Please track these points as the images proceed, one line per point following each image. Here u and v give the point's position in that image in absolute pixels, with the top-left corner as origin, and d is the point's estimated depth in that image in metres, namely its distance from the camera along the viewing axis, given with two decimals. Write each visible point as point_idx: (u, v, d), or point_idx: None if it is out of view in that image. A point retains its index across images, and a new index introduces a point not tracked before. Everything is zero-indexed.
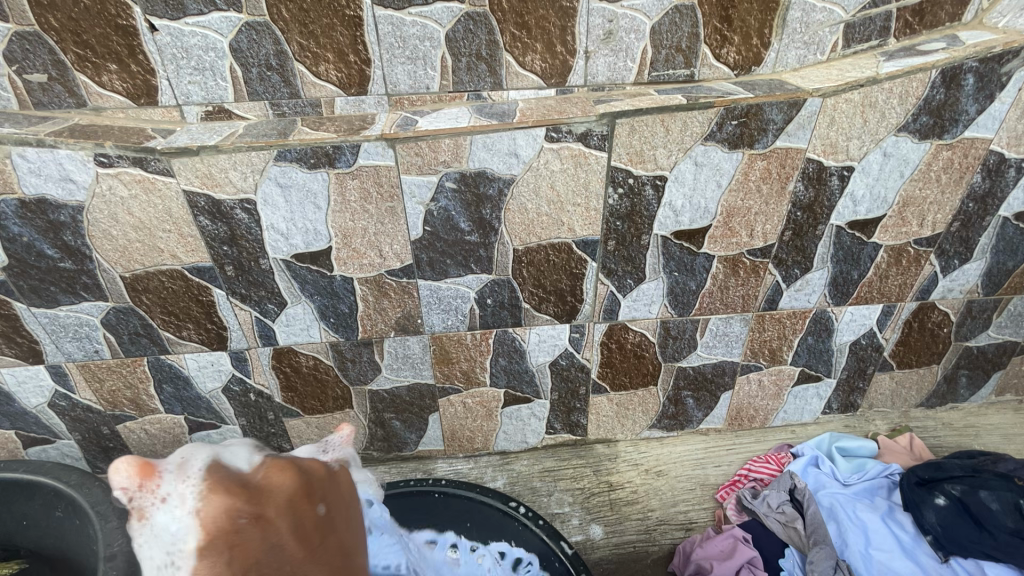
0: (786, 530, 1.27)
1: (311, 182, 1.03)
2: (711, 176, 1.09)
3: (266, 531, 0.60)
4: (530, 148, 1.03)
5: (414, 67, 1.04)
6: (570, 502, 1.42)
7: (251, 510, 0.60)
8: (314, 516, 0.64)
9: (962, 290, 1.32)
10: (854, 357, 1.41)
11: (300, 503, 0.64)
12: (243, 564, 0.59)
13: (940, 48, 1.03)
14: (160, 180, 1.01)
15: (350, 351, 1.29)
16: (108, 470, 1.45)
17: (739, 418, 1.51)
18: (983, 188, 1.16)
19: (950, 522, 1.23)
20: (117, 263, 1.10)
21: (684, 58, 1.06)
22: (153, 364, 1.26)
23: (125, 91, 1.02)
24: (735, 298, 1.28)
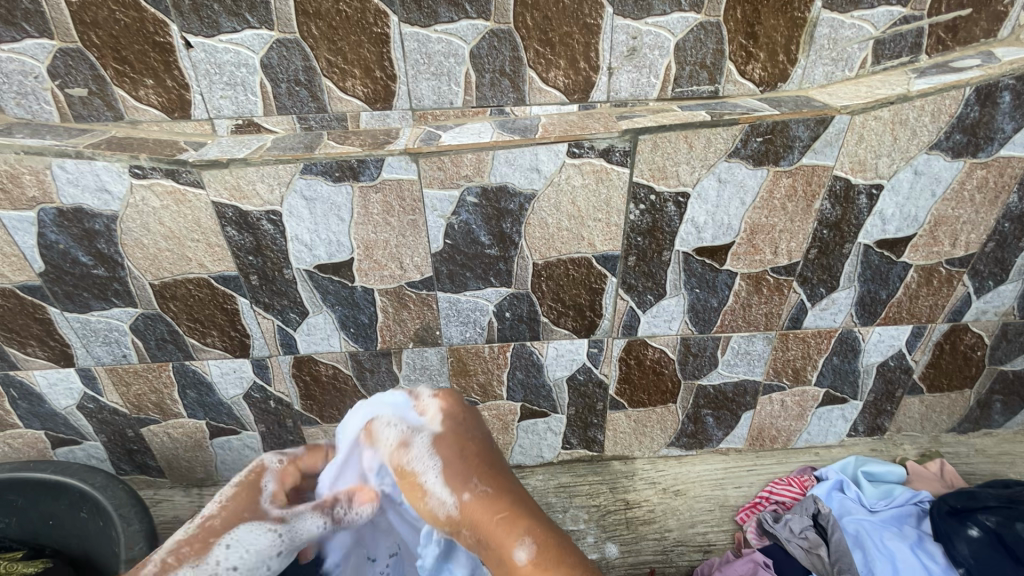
0: (809, 557, 1.22)
1: (336, 195, 1.05)
2: (735, 193, 1.08)
3: (471, 436, 0.70)
4: (552, 163, 1.03)
5: (438, 83, 1.06)
6: (586, 519, 1.40)
7: (447, 430, 0.69)
8: (478, 441, 0.70)
9: (996, 312, 1.28)
10: (882, 379, 1.37)
11: (466, 436, 0.69)
12: (469, 468, 0.66)
13: (974, 65, 1.01)
14: (190, 192, 1.03)
15: (368, 361, 1.30)
16: (131, 472, 1.48)
17: (760, 438, 1.48)
18: (1020, 208, 1.13)
19: (984, 555, 1.17)
20: (147, 271, 1.13)
21: (708, 74, 1.06)
22: (178, 369, 1.29)
23: (160, 105, 1.06)
24: (758, 316, 1.25)
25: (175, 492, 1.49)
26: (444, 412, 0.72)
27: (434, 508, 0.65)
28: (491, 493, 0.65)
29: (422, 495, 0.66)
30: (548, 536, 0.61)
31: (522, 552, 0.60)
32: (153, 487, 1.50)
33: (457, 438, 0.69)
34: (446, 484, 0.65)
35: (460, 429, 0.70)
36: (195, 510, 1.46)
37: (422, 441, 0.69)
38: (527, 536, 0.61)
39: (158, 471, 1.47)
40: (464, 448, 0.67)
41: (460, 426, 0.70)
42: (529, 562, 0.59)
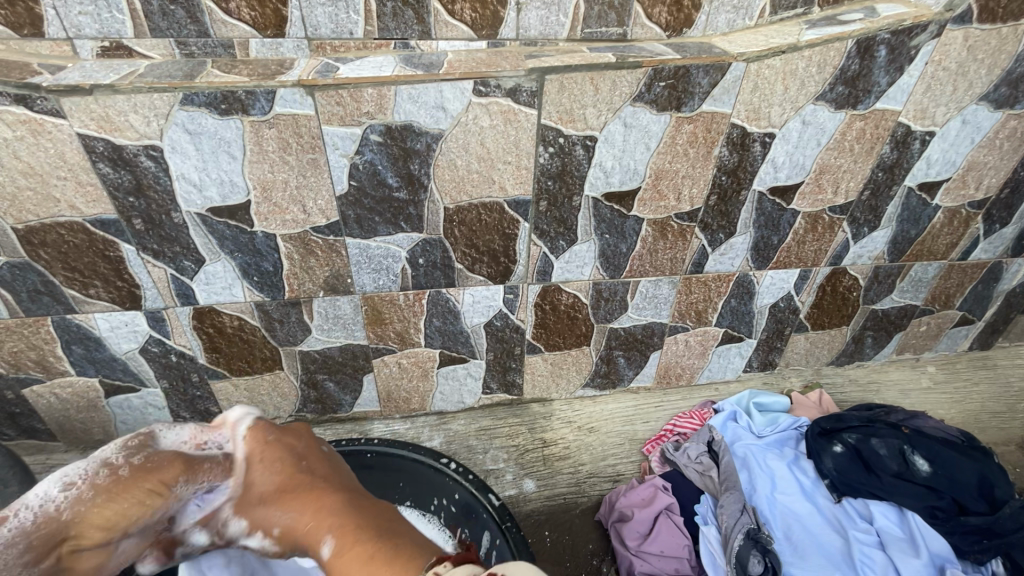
0: (702, 478, 1.35)
1: (224, 130, 0.97)
2: (640, 138, 1.10)
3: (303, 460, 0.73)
4: (457, 101, 1.00)
5: (335, 10, 0.98)
6: (505, 458, 1.46)
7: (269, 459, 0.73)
8: (300, 474, 0.71)
9: (870, 257, 1.42)
10: (773, 319, 1.50)
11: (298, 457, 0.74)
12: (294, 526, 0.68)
13: (858, 19, 1.07)
14: (49, 122, 0.92)
15: (277, 311, 1.25)
16: (17, 437, 1.36)
17: (667, 377, 1.59)
18: (892, 158, 1.23)
19: (845, 466, 1.33)
20: (7, 213, 1.01)
21: (617, 16, 1.05)
22: (59, 324, 1.18)
23: (4, 19, 0.92)
24: (664, 261, 1.32)
25: (71, 456, 1.40)
26: (251, 449, 0.74)
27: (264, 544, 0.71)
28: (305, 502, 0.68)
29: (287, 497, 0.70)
30: (356, 524, 0.63)
31: (327, 551, 0.62)
32: (45, 452, 1.40)
33: (276, 464, 0.72)
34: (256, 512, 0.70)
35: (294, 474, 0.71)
36: None
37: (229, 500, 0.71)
38: (333, 532, 0.63)
39: (48, 434, 1.37)
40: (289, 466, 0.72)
41: (279, 438, 0.76)
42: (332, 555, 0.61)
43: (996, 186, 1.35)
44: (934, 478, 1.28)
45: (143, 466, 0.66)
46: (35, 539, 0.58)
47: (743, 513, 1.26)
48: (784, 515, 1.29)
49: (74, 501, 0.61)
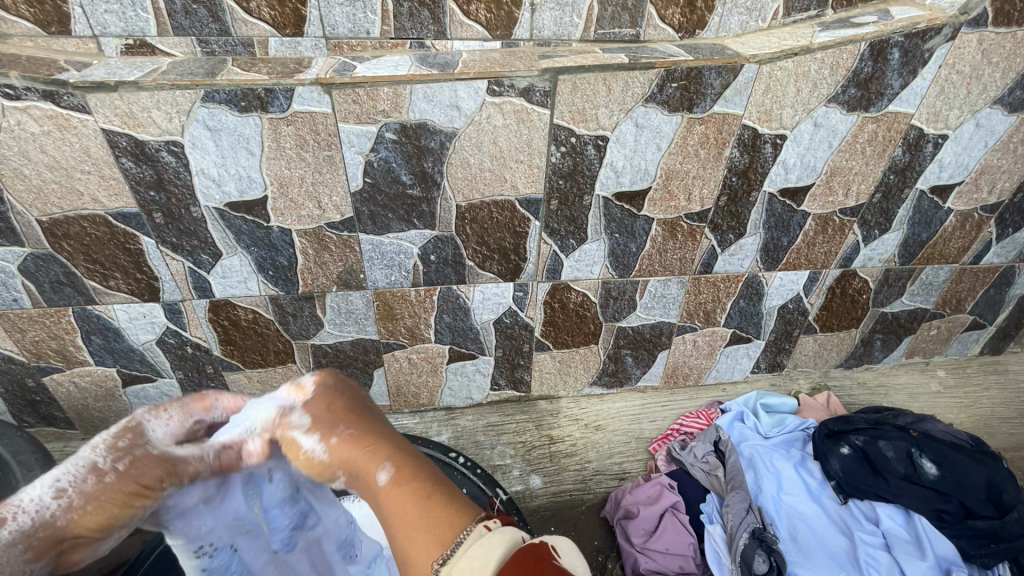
0: (708, 477, 1.36)
1: (243, 127, 0.99)
2: (651, 138, 1.11)
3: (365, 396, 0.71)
4: (471, 101, 1.01)
5: (353, 10, 1.00)
6: (512, 454, 1.47)
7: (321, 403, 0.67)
8: (364, 410, 0.68)
9: (880, 259, 1.42)
10: (782, 321, 1.50)
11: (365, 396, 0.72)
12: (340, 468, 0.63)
13: (871, 21, 1.07)
14: (75, 117, 0.94)
15: (290, 305, 1.27)
16: (36, 425, 1.40)
17: (674, 377, 1.59)
18: (904, 161, 1.23)
19: (851, 468, 1.34)
20: (33, 206, 1.04)
21: (630, 17, 1.06)
22: (79, 314, 1.21)
23: (33, 17, 0.95)
24: (673, 260, 1.32)
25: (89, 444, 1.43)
26: (320, 392, 0.69)
27: (308, 458, 0.64)
28: (360, 427, 0.64)
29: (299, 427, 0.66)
30: (418, 463, 0.60)
31: (384, 478, 0.58)
32: (63, 440, 1.43)
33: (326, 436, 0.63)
34: (318, 433, 0.64)
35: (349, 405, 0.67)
36: None
37: (300, 411, 0.67)
38: (391, 460, 0.60)
39: (66, 422, 1.40)
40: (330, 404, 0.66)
41: (343, 387, 0.70)
42: (389, 484, 0.58)
43: (1010, 190, 1.34)
44: (941, 482, 1.28)
45: (130, 473, 0.62)
46: (35, 540, 0.59)
47: (748, 512, 1.26)
48: (790, 515, 1.29)
49: (68, 509, 0.60)
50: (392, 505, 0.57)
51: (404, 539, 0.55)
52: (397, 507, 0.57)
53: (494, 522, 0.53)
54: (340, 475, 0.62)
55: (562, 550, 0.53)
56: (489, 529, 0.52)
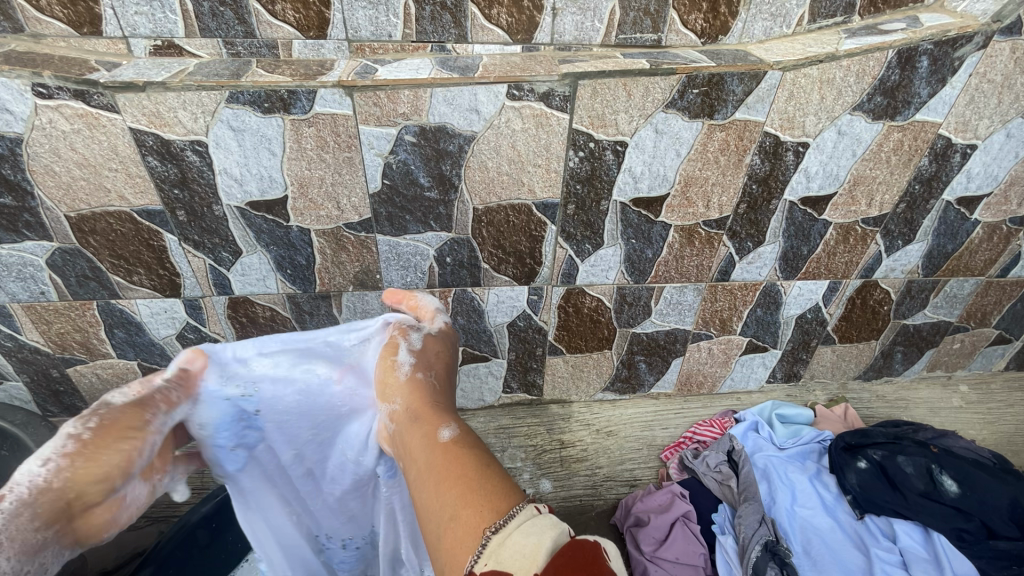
0: (720, 488, 1.35)
1: (266, 127, 1.01)
2: (671, 144, 1.10)
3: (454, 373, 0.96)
4: (491, 105, 1.02)
5: (375, 13, 1.01)
6: (523, 457, 1.47)
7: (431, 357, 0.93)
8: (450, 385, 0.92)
9: (903, 270, 1.39)
10: (799, 330, 1.48)
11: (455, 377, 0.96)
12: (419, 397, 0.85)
13: (900, 29, 1.05)
14: (104, 116, 0.96)
15: (307, 303, 1.28)
16: (59, 414, 1.43)
17: (688, 384, 1.58)
18: (930, 171, 1.21)
19: (869, 483, 1.31)
20: (62, 202, 1.07)
21: (652, 22, 1.06)
22: (103, 308, 1.24)
23: (66, 18, 0.97)
24: (690, 267, 1.31)
25: None
26: (436, 338, 0.98)
27: (396, 370, 0.90)
28: (441, 388, 0.89)
29: (400, 357, 0.92)
30: (477, 440, 0.77)
31: (447, 432, 0.78)
32: None
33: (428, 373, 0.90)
34: (414, 360, 0.91)
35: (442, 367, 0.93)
36: None
37: (414, 340, 0.96)
38: (456, 424, 0.79)
39: None
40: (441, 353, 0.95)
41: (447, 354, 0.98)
42: (449, 439, 0.76)
43: None
44: (963, 500, 1.25)
45: (109, 423, 0.70)
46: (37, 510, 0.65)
47: (762, 525, 1.25)
48: (804, 528, 1.27)
49: (59, 471, 0.66)
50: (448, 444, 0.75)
51: (449, 484, 0.69)
52: (450, 447, 0.75)
53: (543, 507, 0.62)
54: (401, 401, 0.86)
55: (606, 548, 0.59)
56: (540, 510, 0.62)
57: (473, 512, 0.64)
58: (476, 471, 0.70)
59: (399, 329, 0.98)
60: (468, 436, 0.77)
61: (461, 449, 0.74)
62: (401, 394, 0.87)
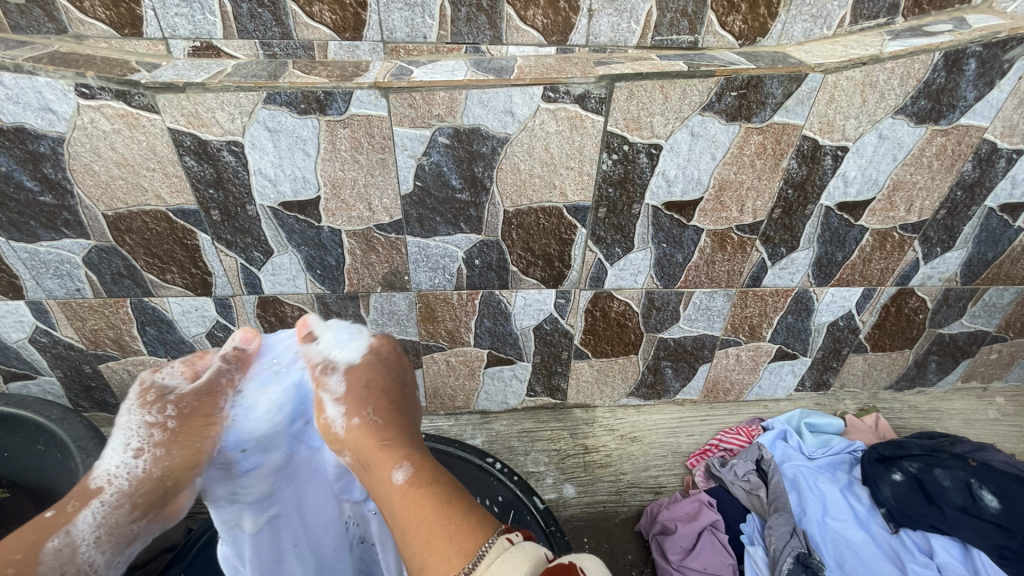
0: (749, 497, 1.32)
1: (302, 128, 1.01)
2: (707, 147, 1.08)
3: (403, 384, 0.87)
4: (526, 106, 1.01)
5: (411, 14, 1.01)
6: (546, 462, 1.46)
7: (373, 388, 0.83)
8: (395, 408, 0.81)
9: (940, 278, 1.35)
10: (831, 338, 1.45)
11: (405, 390, 0.86)
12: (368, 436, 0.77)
13: (946, 30, 1.02)
14: (144, 116, 0.98)
15: (335, 303, 1.29)
16: (91, 409, 1.46)
17: (714, 391, 1.56)
18: (973, 177, 1.17)
19: (904, 496, 1.28)
20: (100, 200, 1.08)
21: (689, 24, 1.04)
22: (137, 306, 1.26)
23: (109, 20, 0.98)
24: (721, 273, 1.29)
25: None
26: (370, 355, 0.89)
27: (332, 424, 0.80)
28: (387, 414, 0.79)
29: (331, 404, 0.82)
30: (432, 463, 0.72)
31: (400, 475, 0.70)
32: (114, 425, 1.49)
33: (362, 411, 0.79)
34: (346, 407, 0.80)
35: (380, 386, 0.83)
36: None
37: (339, 377, 0.85)
38: (409, 463, 0.71)
39: (118, 408, 1.46)
40: (370, 380, 0.84)
41: (389, 365, 0.89)
42: (403, 483, 0.69)
43: None
44: (1003, 516, 1.20)
45: (184, 412, 0.79)
46: (136, 497, 0.73)
47: (793, 536, 1.22)
48: (836, 541, 1.24)
49: (154, 459, 0.75)
50: (405, 494, 0.68)
51: (413, 534, 0.64)
52: (409, 497, 0.67)
53: (516, 534, 0.57)
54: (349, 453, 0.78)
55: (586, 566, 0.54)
56: (512, 542, 0.56)
57: (439, 569, 0.58)
58: (441, 508, 0.65)
59: (318, 368, 0.86)
60: (423, 466, 0.71)
61: (421, 491, 0.68)
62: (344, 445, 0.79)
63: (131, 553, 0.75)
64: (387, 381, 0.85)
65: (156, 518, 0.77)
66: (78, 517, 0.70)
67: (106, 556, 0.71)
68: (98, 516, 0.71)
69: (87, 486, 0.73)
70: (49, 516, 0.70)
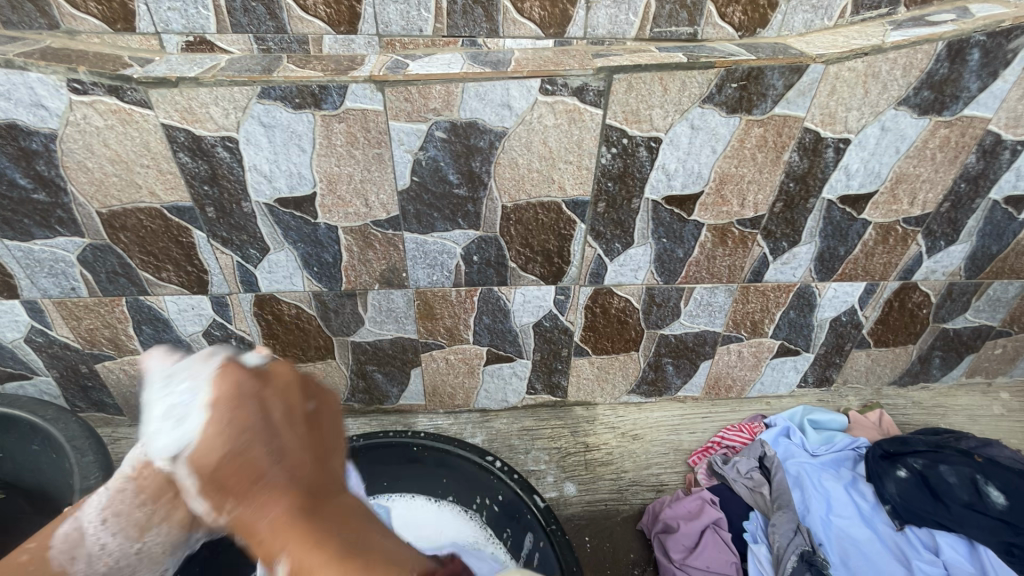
0: (752, 495, 1.30)
1: (296, 123, 1.00)
2: (706, 141, 1.07)
3: (270, 431, 0.60)
4: (523, 100, 1.00)
5: (407, 7, 1.00)
6: (546, 460, 1.45)
7: (224, 404, 0.61)
8: (310, 414, 0.65)
9: (944, 272, 1.34)
10: (833, 334, 1.44)
11: (303, 407, 0.65)
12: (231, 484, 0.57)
13: (949, 20, 1.01)
14: (137, 112, 0.96)
15: (333, 301, 1.28)
16: (88, 409, 1.45)
17: (716, 388, 1.54)
18: (977, 169, 1.16)
19: (909, 493, 1.26)
20: (94, 198, 1.07)
21: (688, 15, 1.03)
22: (132, 305, 1.25)
23: (101, 15, 0.97)
24: (722, 268, 1.28)
25: (135, 430, 1.47)
26: (221, 386, 0.63)
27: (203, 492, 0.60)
28: (253, 459, 0.58)
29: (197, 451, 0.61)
30: (318, 517, 0.57)
31: (279, 557, 0.54)
32: (111, 425, 1.48)
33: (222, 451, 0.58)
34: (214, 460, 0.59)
35: (249, 434, 0.59)
36: None
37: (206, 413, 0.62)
38: (288, 548, 0.54)
39: (115, 408, 1.45)
40: (238, 409, 0.61)
41: (246, 409, 0.61)
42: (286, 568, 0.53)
43: None
44: (1010, 512, 1.20)
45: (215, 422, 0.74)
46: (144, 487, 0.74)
47: (796, 534, 1.22)
48: (841, 538, 1.23)
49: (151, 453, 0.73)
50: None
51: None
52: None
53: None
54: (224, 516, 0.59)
55: None
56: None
57: None
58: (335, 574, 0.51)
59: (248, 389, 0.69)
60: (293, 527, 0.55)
61: (303, 573, 0.52)
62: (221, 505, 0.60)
63: (144, 545, 0.79)
64: (280, 396, 0.64)
65: (163, 526, 0.76)
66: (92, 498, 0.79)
67: (117, 538, 0.77)
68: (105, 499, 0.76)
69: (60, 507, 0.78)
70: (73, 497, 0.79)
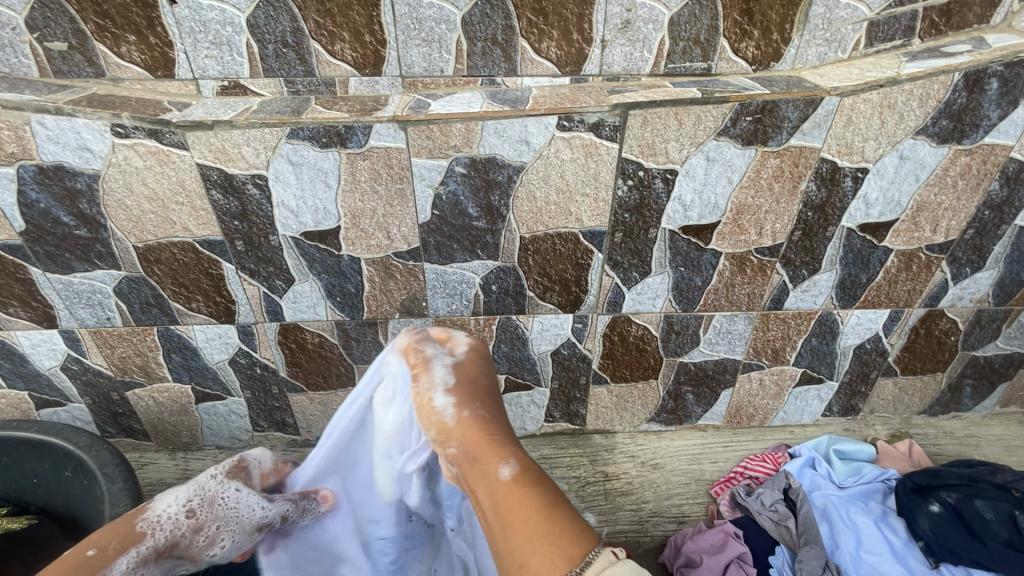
0: (777, 528, 1.27)
1: (323, 161, 1.04)
2: (723, 172, 1.08)
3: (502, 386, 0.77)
4: (541, 135, 1.02)
5: (429, 50, 1.04)
6: (565, 489, 1.43)
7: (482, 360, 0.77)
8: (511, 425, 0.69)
9: (972, 299, 1.31)
10: (858, 361, 1.41)
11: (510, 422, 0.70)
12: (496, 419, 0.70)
13: (965, 51, 1.01)
14: (175, 153, 1.02)
15: (354, 330, 1.30)
16: (117, 435, 1.49)
17: (738, 416, 1.52)
18: (1001, 196, 1.15)
19: (943, 529, 1.22)
20: (131, 233, 1.12)
21: (702, 51, 1.05)
22: (163, 334, 1.29)
23: (143, 63, 1.04)
24: (741, 296, 1.27)
25: (161, 456, 1.51)
26: (469, 357, 0.76)
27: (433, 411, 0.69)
28: (493, 413, 0.69)
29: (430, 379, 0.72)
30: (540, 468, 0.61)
31: (505, 471, 0.60)
32: (139, 450, 1.51)
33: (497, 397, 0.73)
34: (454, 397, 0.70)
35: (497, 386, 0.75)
36: (181, 473, 1.48)
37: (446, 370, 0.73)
38: (518, 463, 0.61)
39: (143, 434, 1.48)
40: (477, 376, 0.72)
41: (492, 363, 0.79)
42: (508, 481, 0.59)
43: None
44: None
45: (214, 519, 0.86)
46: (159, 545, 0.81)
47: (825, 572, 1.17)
48: None
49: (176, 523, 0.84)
50: (511, 502, 0.57)
51: (521, 535, 0.54)
52: (510, 512, 0.57)
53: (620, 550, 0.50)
54: (453, 447, 0.67)
55: None
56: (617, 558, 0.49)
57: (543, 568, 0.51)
58: (553, 516, 0.55)
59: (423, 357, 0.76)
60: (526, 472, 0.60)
61: (527, 498, 0.57)
62: (446, 436, 0.68)
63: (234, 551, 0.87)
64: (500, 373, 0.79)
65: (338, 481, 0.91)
66: (113, 563, 0.77)
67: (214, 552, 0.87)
68: (130, 564, 0.79)
69: (133, 529, 0.80)
70: (90, 556, 0.77)
